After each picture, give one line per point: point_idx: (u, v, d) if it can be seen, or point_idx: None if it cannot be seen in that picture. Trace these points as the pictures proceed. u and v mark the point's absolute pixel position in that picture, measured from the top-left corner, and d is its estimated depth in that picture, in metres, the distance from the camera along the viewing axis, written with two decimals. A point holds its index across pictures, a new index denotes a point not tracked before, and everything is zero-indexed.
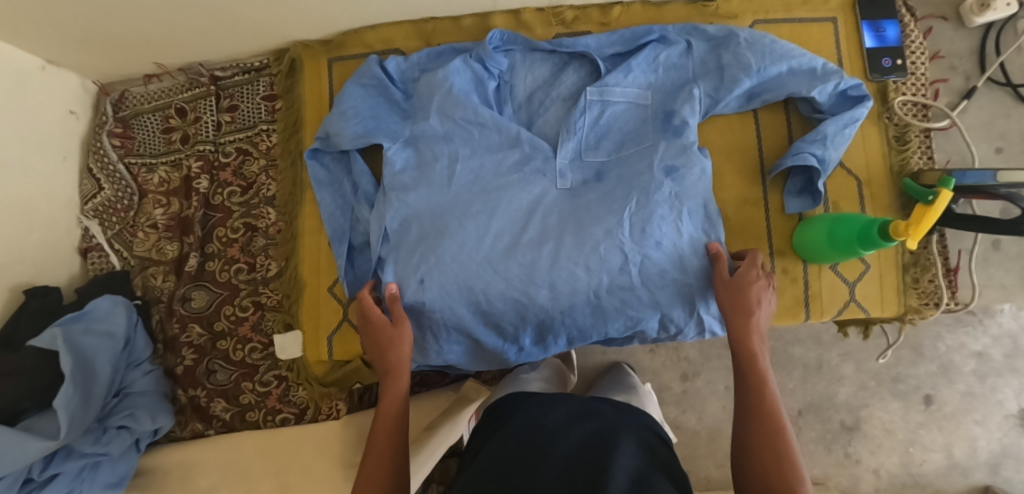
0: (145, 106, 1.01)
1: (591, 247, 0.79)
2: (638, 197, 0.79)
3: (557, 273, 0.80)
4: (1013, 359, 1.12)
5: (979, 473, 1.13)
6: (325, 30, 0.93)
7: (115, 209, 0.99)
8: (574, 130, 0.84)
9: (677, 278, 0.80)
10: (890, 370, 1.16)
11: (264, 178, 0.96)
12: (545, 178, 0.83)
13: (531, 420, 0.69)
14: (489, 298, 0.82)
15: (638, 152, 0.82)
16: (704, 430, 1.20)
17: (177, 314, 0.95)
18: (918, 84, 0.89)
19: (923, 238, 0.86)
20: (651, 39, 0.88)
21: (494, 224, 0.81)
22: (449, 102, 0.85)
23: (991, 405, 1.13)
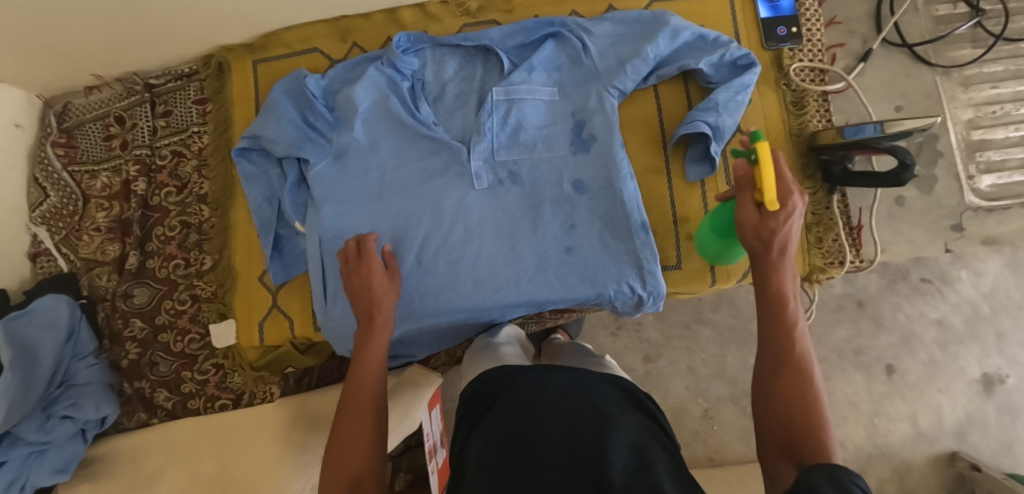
0: (86, 116, 1.06)
1: (510, 246, 0.88)
2: (547, 207, 0.89)
3: (483, 270, 0.88)
4: (974, 325, 1.22)
5: (947, 441, 1.20)
6: (247, 33, 0.98)
7: (61, 215, 1.04)
8: (484, 131, 0.90)
9: (594, 278, 0.87)
10: (851, 343, 1.24)
11: (197, 177, 1.01)
12: (463, 181, 0.90)
13: (521, 399, 0.61)
14: (425, 294, 0.89)
15: (548, 159, 0.90)
16: (668, 409, 1.25)
17: (120, 311, 0.99)
18: (813, 50, 0.91)
19: (824, 199, 0.88)
20: (550, 32, 0.92)
21: (422, 227, 0.90)
22: (371, 115, 0.93)
23: (954, 372, 1.22)
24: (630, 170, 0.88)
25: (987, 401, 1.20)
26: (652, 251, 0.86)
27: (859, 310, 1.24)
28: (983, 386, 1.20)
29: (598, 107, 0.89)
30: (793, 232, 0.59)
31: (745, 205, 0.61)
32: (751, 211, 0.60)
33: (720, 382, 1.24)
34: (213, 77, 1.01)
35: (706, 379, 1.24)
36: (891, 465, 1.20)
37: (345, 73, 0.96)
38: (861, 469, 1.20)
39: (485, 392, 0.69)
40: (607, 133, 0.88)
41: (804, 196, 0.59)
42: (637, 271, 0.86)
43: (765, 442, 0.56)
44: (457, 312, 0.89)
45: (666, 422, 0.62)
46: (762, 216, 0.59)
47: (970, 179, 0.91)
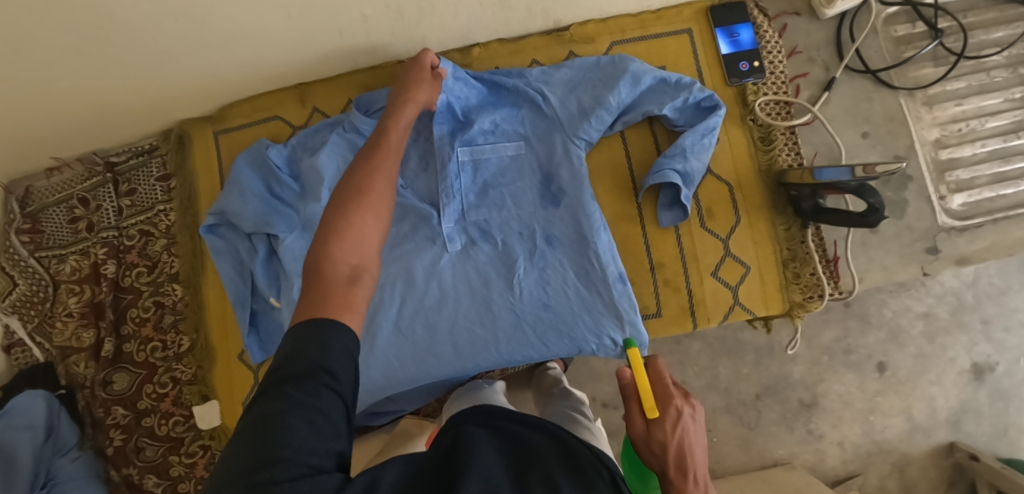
0: (49, 199, 1.04)
1: (487, 307, 0.87)
2: (522, 265, 0.87)
3: (463, 334, 0.87)
4: (959, 314, 1.28)
5: (944, 432, 1.28)
6: (203, 105, 0.96)
7: (32, 303, 1.02)
8: (450, 192, 0.88)
9: (573, 332, 0.86)
10: (841, 344, 1.30)
11: (167, 255, 0.99)
12: (435, 245, 0.89)
13: (519, 435, 0.55)
14: (407, 363, 0.88)
15: (517, 216, 0.88)
16: None
17: (100, 399, 0.97)
18: (777, 82, 0.91)
19: (798, 233, 0.88)
20: (509, 83, 0.91)
21: (396, 295, 0.88)
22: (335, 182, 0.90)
23: (945, 364, 1.28)
24: (602, 220, 0.87)
25: (979, 388, 1.28)
26: (631, 301, 0.85)
27: (846, 311, 1.29)
28: (974, 374, 1.27)
29: (565, 157, 0.88)
30: (688, 437, 0.58)
31: (637, 415, 0.59)
32: (638, 419, 0.59)
33: (714, 394, 1.30)
34: (174, 152, 1.00)
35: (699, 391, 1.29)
36: (890, 459, 1.29)
37: (306, 139, 0.94)
38: (862, 467, 1.29)
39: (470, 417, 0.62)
40: (576, 187, 0.87)
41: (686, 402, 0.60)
42: (617, 322, 0.85)
43: None
44: (440, 375, 0.88)
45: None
46: (650, 426, 0.58)
47: (942, 199, 0.90)
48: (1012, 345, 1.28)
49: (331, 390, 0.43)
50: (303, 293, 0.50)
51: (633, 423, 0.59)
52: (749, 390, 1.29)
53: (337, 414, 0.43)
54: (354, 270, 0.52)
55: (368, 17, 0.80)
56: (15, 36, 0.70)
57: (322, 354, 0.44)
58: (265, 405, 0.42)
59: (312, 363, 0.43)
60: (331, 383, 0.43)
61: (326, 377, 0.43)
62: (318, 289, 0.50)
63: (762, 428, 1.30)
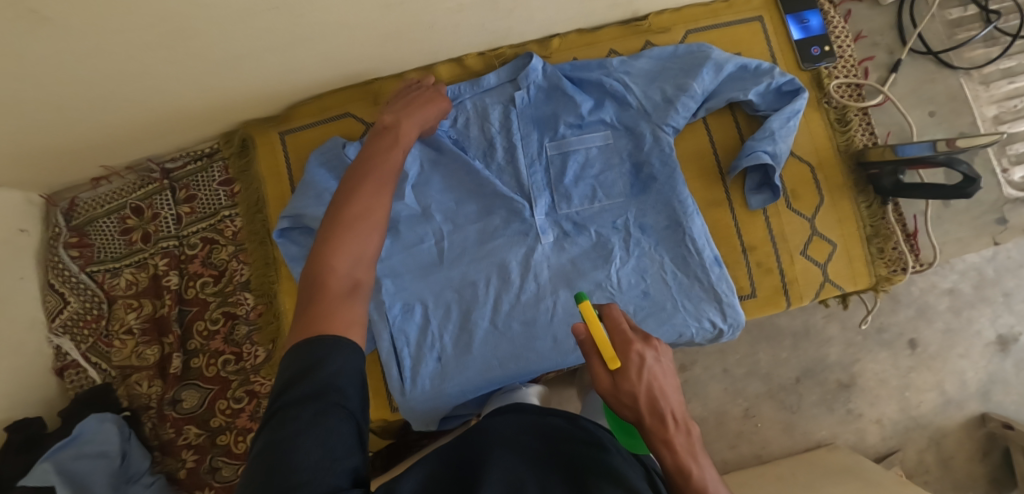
0: (98, 211, 0.98)
1: (584, 298, 0.87)
2: (618, 253, 0.88)
3: (561, 327, 0.86)
4: (981, 288, 1.33)
5: (975, 403, 1.33)
6: (272, 105, 0.92)
7: (85, 321, 0.96)
8: (534, 187, 0.89)
9: (676, 316, 0.86)
10: (874, 323, 1.35)
11: (235, 263, 0.94)
12: (528, 238, 0.88)
13: (549, 430, 0.61)
14: (505, 360, 0.86)
15: (608, 206, 0.89)
16: (711, 414, 1.34)
17: (170, 419, 0.92)
18: (848, 65, 0.94)
19: (880, 210, 0.90)
20: (589, 75, 0.91)
21: (491, 292, 0.87)
22: (420, 180, 0.89)
23: (972, 337, 1.34)
24: (694, 205, 0.88)
25: (1005, 359, 1.33)
26: (728, 284, 0.86)
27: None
28: (999, 345, 1.33)
29: (655, 145, 0.88)
30: (659, 384, 0.53)
31: (600, 370, 0.54)
32: (602, 373, 0.53)
33: (756, 380, 1.35)
34: (237, 155, 0.95)
35: (742, 378, 1.34)
36: (927, 433, 1.33)
37: None
38: (901, 442, 1.33)
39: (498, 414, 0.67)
40: (668, 174, 0.87)
41: (648, 347, 0.54)
42: (716, 305, 0.86)
43: None
44: (539, 369, 0.87)
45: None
46: (616, 378, 0.53)
47: (1004, 172, 0.94)
48: None
49: (340, 407, 0.45)
50: (304, 298, 0.53)
51: (599, 379, 0.54)
52: (789, 374, 1.35)
53: (348, 431, 0.45)
54: (353, 285, 0.55)
55: (464, 6, 0.77)
56: (98, 41, 0.65)
57: (329, 373, 0.47)
58: (274, 430, 0.44)
59: (321, 382, 0.46)
60: (340, 401, 0.46)
61: (333, 396, 0.46)
62: (321, 300, 0.53)
63: (804, 410, 1.34)
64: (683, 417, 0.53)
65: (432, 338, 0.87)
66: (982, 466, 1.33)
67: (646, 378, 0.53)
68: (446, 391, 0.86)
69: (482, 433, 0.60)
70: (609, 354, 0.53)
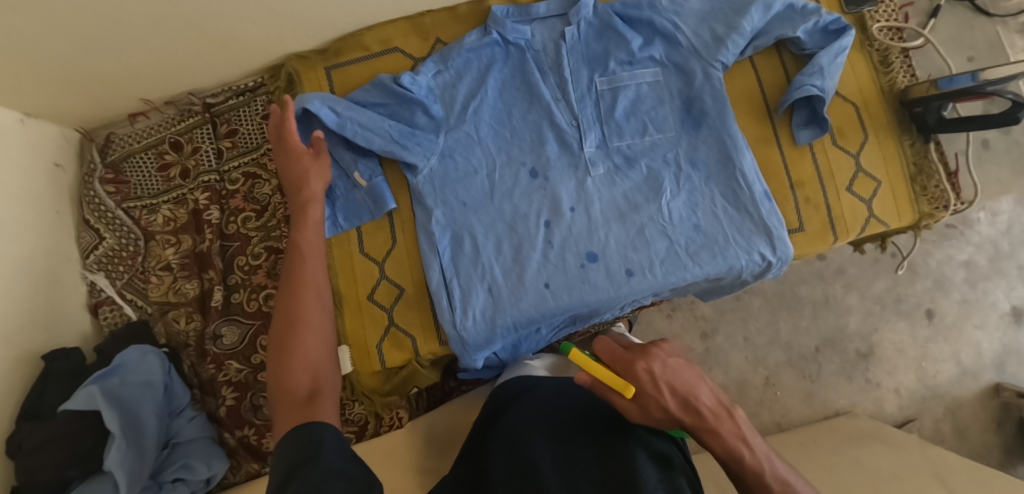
0: (135, 146, 0.96)
1: (636, 231, 0.87)
2: (669, 187, 0.87)
3: (615, 259, 0.86)
4: (996, 261, 1.34)
5: (989, 374, 1.35)
6: (322, 38, 0.91)
7: (120, 258, 0.93)
8: (584, 120, 0.88)
9: (730, 249, 0.86)
10: (892, 293, 1.36)
11: (279, 197, 0.93)
12: (578, 170, 0.88)
13: (555, 404, 0.69)
14: (559, 291, 0.85)
15: (660, 140, 0.88)
16: (733, 382, 1.34)
17: (210, 354, 0.90)
18: (889, 10, 0.95)
19: (922, 148, 0.92)
20: (638, 13, 0.91)
21: (542, 224, 0.87)
22: (469, 112, 0.89)
23: (987, 308, 1.35)
24: (744, 140, 0.88)
25: (1019, 330, 1.35)
26: (777, 217, 0.87)
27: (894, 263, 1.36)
28: (1013, 316, 1.34)
29: (707, 80, 0.89)
30: (681, 386, 0.59)
31: (626, 401, 0.59)
32: (625, 402, 0.59)
33: (777, 349, 1.35)
34: (282, 89, 0.94)
35: (763, 347, 1.34)
36: (943, 403, 1.34)
37: (435, 70, 0.91)
38: (917, 412, 1.35)
39: (500, 398, 0.75)
40: (719, 109, 0.87)
41: (654, 359, 0.60)
42: (766, 238, 0.87)
43: None
44: (590, 303, 0.86)
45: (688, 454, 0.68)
46: (639, 401, 0.59)
47: None
48: None
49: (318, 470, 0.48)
50: (275, 418, 0.58)
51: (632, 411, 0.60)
52: (809, 343, 1.35)
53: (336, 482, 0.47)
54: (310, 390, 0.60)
55: None
56: None
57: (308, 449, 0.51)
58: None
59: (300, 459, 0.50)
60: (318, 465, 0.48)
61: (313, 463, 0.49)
62: (284, 414, 0.58)
63: (824, 379, 1.35)
64: (719, 405, 0.59)
65: (482, 271, 0.86)
66: (995, 436, 1.34)
67: (667, 385, 0.59)
68: (498, 323, 0.85)
69: (496, 429, 0.68)
70: (624, 389, 0.59)
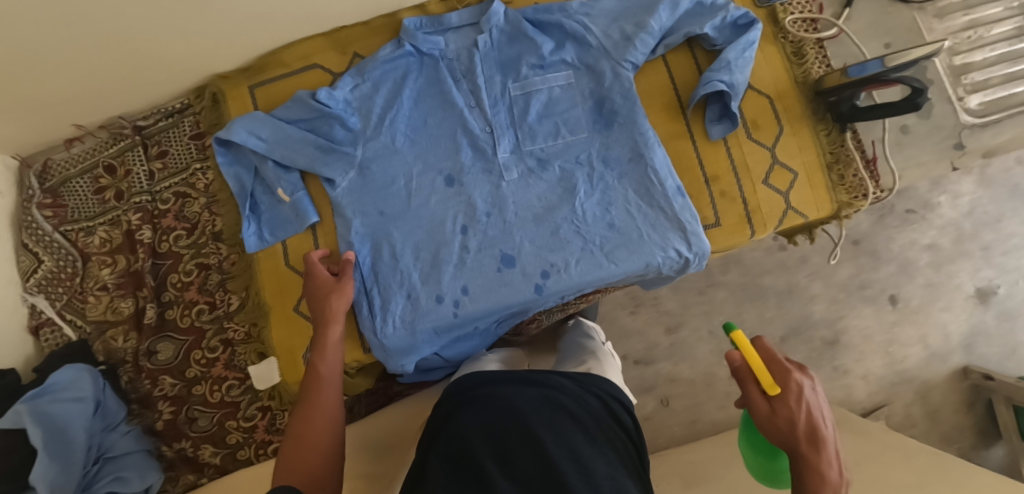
0: (72, 171, 0.98)
1: (551, 234, 0.88)
2: (582, 187, 0.89)
3: (531, 263, 0.88)
4: (961, 243, 1.34)
5: (957, 356, 1.35)
6: (241, 57, 0.93)
7: (60, 280, 0.96)
8: (498, 126, 0.90)
9: (645, 247, 0.87)
10: (856, 280, 1.35)
11: (208, 215, 0.95)
12: (492, 176, 0.90)
13: (510, 401, 0.64)
14: (477, 295, 0.87)
15: (572, 143, 0.90)
16: (699, 377, 1.34)
17: (145, 370, 0.92)
18: (802, 3, 0.96)
19: (838, 138, 0.92)
20: (549, 18, 0.93)
21: (459, 230, 0.89)
22: (385, 124, 0.91)
23: (952, 290, 1.35)
24: (656, 137, 0.89)
25: (985, 311, 1.34)
26: (692, 212, 0.87)
27: (856, 249, 1.35)
28: (979, 298, 1.34)
29: (618, 80, 0.89)
30: (819, 416, 0.58)
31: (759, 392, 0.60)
32: (759, 397, 0.59)
33: (742, 341, 1.35)
34: (208, 109, 0.96)
35: (729, 339, 1.34)
36: (912, 388, 1.34)
37: (353, 83, 0.93)
38: (886, 397, 1.34)
39: (457, 392, 0.70)
40: (629, 109, 0.88)
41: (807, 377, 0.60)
42: (681, 234, 0.87)
43: None
44: (509, 305, 0.87)
45: (641, 447, 0.72)
46: (773, 403, 0.59)
47: (960, 100, 0.97)
48: (1011, 268, 1.34)
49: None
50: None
51: (759, 404, 0.59)
52: (775, 333, 1.35)
53: None
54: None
55: None
56: None
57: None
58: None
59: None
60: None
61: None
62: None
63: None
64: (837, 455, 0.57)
65: (402, 279, 0.88)
66: (967, 418, 1.33)
67: (802, 399, 0.58)
68: (418, 329, 0.87)
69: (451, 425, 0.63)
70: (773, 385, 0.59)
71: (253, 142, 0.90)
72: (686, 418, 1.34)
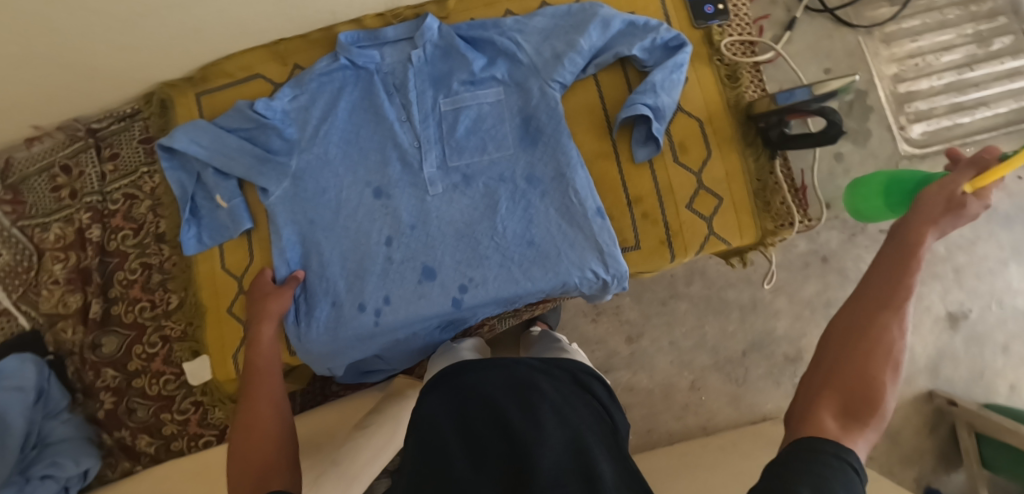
0: (31, 169, 1.03)
1: (472, 249, 0.90)
2: (505, 204, 0.90)
3: (451, 277, 0.90)
4: (931, 264, 1.29)
5: (921, 379, 1.28)
6: (184, 67, 0.96)
7: (17, 272, 1.02)
8: (426, 140, 0.91)
9: (563, 266, 0.88)
10: (822, 297, 1.31)
11: (152, 217, 1.00)
12: (418, 190, 0.92)
13: (471, 388, 0.65)
14: (397, 306, 0.89)
15: (496, 159, 0.91)
16: (657, 387, 1.30)
17: (89, 362, 0.98)
18: (741, 24, 0.96)
19: (767, 165, 0.93)
20: (483, 34, 0.94)
21: (384, 241, 0.91)
22: (319, 135, 0.93)
23: (921, 311, 1.29)
24: (579, 157, 0.90)
25: (955, 335, 1.28)
26: (611, 234, 0.88)
27: (825, 266, 1.32)
28: (949, 321, 1.27)
29: (544, 99, 0.90)
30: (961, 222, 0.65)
31: (931, 210, 0.65)
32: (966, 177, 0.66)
33: (703, 353, 1.31)
34: (154, 116, 1.00)
35: (688, 351, 1.31)
36: None
37: (292, 93, 0.95)
38: None
39: (434, 378, 0.71)
40: (552, 130, 0.90)
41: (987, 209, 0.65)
42: (598, 256, 0.88)
43: (823, 400, 0.55)
44: (429, 317, 0.90)
45: (616, 404, 0.69)
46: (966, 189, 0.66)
47: (902, 129, 0.96)
48: (982, 292, 1.28)
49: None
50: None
51: (914, 222, 0.64)
52: (736, 347, 1.32)
53: None
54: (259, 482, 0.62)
55: None
56: None
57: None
58: None
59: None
60: None
61: None
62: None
63: (750, 383, 1.30)
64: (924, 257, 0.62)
65: (328, 286, 0.92)
66: (928, 442, 1.25)
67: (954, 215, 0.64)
68: (341, 336, 0.90)
69: (421, 418, 0.64)
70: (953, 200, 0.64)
71: (194, 149, 0.93)
72: (642, 427, 1.30)
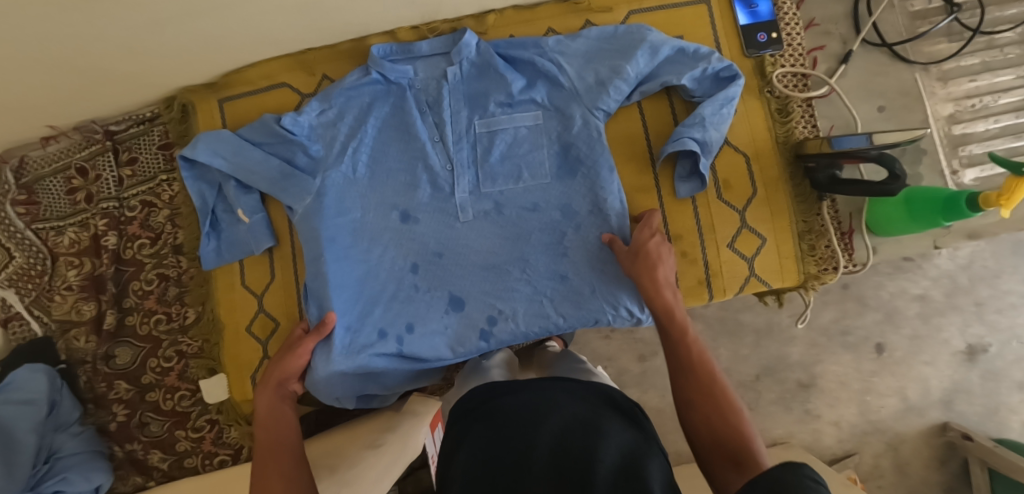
0: (45, 169, 0.99)
1: (501, 280, 0.87)
2: (537, 236, 0.87)
3: (479, 308, 0.87)
4: (953, 296, 1.18)
5: (935, 411, 1.20)
6: (207, 74, 0.92)
7: (28, 277, 0.98)
8: (458, 165, 0.87)
9: (596, 304, 0.85)
10: (837, 324, 1.20)
11: (171, 227, 0.98)
12: (448, 216, 0.88)
13: (512, 418, 0.56)
14: (422, 335, 0.87)
15: (530, 188, 0.87)
16: (668, 406, 1.27)
17: (101, 373, 0.96)
18: (796, 55, 0.92)
19: (815, 206, 0.89)
20: (522, 54, 0.89)
21: (409, 267, 0.88)
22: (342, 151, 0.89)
23: (938, 345, 1.19)
24: (619, 191, 0.86)
25: (970, 369, 1.19)
26: None
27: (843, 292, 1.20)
28: (967, 355, 1.18)
29: (584, 128, 0.86)
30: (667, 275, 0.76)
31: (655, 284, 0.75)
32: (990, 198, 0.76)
33: None
34: (174, 122, 0.96)
35: None
36: (885, 439, 1.20)
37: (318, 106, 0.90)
38: (857, 446, 1.21)
39: (465, 412, 0.63)
40: (591, 161, 0.86)
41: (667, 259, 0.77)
42: (634, 295, 0.84)
43: (699, 423, 0.62)
44: (453, 347, 0.87)
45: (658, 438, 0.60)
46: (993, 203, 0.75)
47: (954, 174, 0.92)
48: (1004, 326, 1.18)
49: None
50: None
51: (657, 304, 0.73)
52: (748, 371, 1.21)
53: None
54: None
55: None
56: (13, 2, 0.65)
57: None
58: None
59: None
60: None
61: None
62: None
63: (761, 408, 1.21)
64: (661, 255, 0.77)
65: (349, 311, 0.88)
66: (937, 474, 1.20)
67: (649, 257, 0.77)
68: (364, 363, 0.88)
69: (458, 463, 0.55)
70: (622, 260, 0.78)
71: (215, 161, 0.89)
72: None
